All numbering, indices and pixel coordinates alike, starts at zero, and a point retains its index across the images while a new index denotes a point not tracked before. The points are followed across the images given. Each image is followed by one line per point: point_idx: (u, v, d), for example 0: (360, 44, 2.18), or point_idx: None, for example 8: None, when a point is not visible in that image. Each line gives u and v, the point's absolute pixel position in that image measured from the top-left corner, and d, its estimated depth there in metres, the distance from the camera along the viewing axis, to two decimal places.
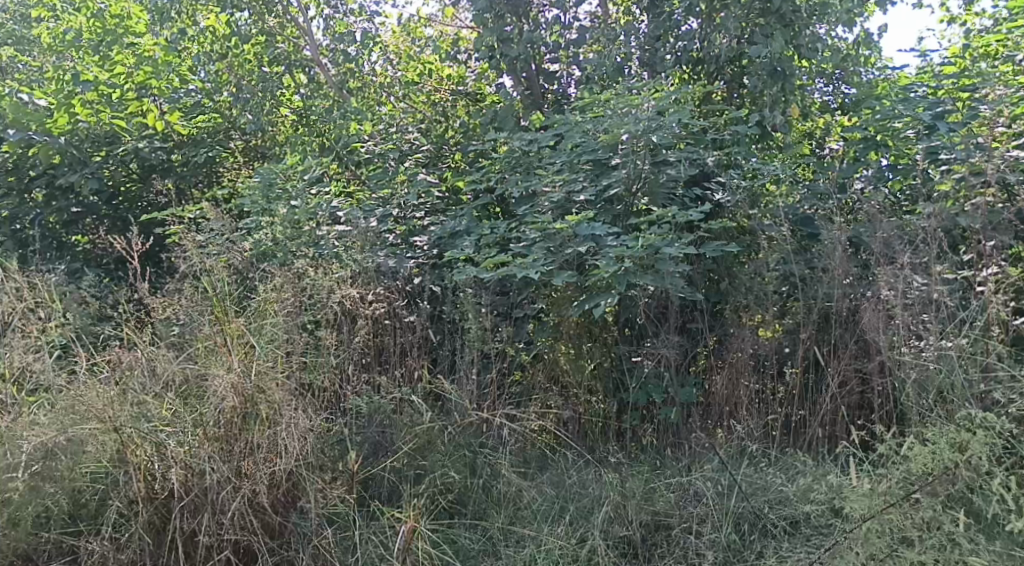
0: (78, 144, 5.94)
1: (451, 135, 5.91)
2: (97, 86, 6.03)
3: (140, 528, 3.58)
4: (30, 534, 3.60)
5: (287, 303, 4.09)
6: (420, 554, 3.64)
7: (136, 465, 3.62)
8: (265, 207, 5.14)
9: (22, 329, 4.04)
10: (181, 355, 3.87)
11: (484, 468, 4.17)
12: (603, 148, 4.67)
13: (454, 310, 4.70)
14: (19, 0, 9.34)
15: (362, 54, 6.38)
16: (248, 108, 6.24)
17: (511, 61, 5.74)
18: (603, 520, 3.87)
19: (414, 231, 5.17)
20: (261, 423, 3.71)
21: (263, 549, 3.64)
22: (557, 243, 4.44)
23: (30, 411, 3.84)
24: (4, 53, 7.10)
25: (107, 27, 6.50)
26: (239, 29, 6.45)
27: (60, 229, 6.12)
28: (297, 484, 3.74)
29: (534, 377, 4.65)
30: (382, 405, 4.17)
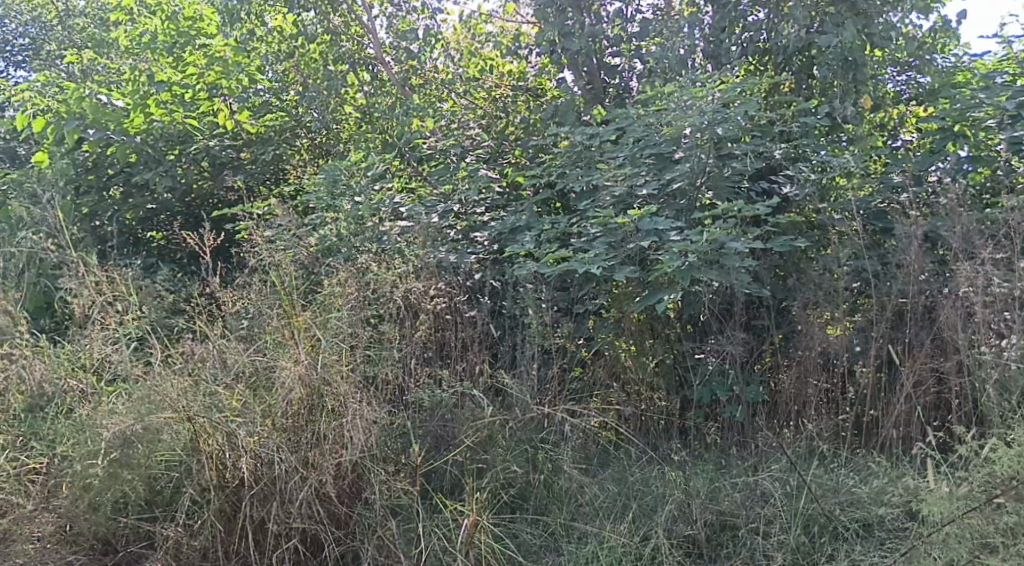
0: (152, 143, 6.08)
1: (512, 131, 5.97)
2: (171, 86, 6.26)
3: (213, 515, 3.66)
4: (109, 519, 3.74)
5: (352, 297, 4.12)
6: (483, 549, 3.64)
7: (208, 454, 3.71)
8: (330, 204, 5.20)
9: (102, 321, 4.21)
10: (251, 348, 3.95)
11: (545, 464, 4.15)
12: (666, 142, 4.65)
13: (514, 305, 4.68)
14: (100, 6, 9.77)
15: (425, 51, 6.45)
16: (315, 106, 6.36)
17: (573, 55, 5.71)
18: (667, 518, 3.83)
19: (476, 227, 5.18)
20: (327, 414, 3.78)
21: (329, 538, 3.71)
22: (619, 238, 4.39)
23: (110, 401, 3.96)
24: (86, 56, 7.37)
25: (182, 29, 6.75)
26: (306, 29, 6.51)
27: (136, 225, 6.32)
28: (362, 475, 3.80)
29: (596, 374, 4.58)
30: (442, 400, 4.15)
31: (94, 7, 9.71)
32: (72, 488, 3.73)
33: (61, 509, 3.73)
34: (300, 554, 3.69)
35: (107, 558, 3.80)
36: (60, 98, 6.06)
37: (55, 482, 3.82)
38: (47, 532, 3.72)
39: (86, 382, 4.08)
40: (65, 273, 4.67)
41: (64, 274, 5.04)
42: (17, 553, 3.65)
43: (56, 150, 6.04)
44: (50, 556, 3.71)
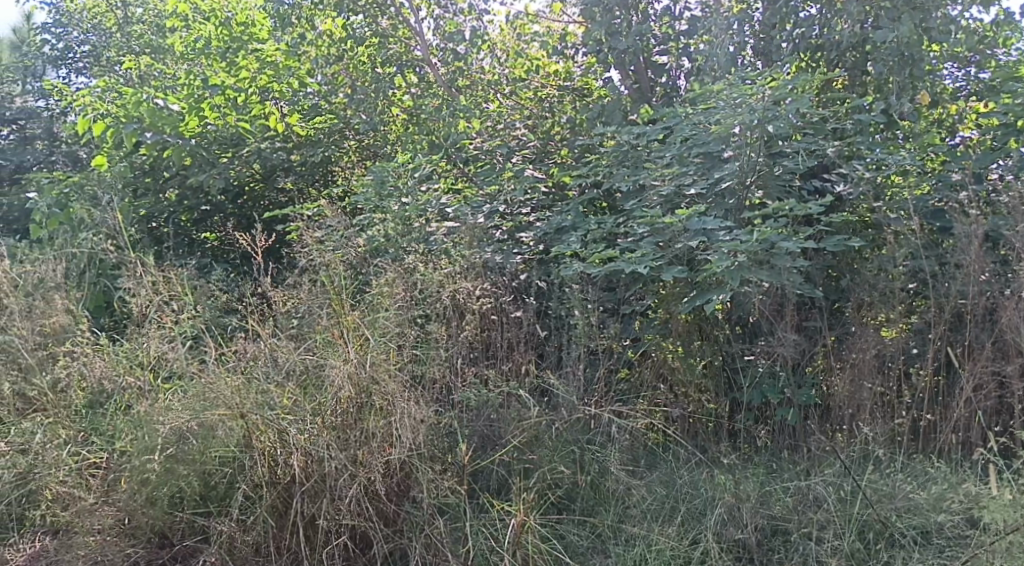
0: (207, 145, 6.27)
1: (558, 131, 5.94)
2: (224, 90, 6.35)
3: (265, 511, 3.71)
4: (166, 513, 3.81)
5: (399, 297, 4.15)
6: (531, 549, 3.63)
7: (261, 451, 3.75)
8: (378, 205, 5.24)
9: (159, 320, 4.31)
10: (301, 347, 3.99)
11: (591, 465, 4.12)
12: (715, 140, 4.55)
13: (560, 306, 4.65)
14: (158, 14, 10.01)
15: (471, 52, 6.38)
16: (362, 108, 6.41)
17: (620, 54, 5.66)
18: (717, 522, 3.78)
19: (521, 227, 5.16)
20: (376, 413, 3.80)
21: (377, 535, 3.73)
22: (667, 238, 4.33)
23: (166, 397, 4.07)
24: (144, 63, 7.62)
25: (234, 34, 6.88)
26: (355, 32, 6.52)
27: (191, 226, 6.48)
28: (410, 474, 3.80)
29: (643, 375, 4.54)
30: (490, 399, 4.14)
31: (152, 14, 10.00)
32: (131, 481, 3.82)
33: (120, 503, 3.80)
34: (349, 550, 3.72)
35: (162, 552, 3.85)
36: (118, 103, 6.36)
37: (114, 476, 3.94)
38: (106, 525, 3.79)
39: (144, 379, 4.16)
40: (124, 272, 4.81)
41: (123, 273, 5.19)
42: (78, 545, 3.80)
43: (116, 154, 6.33)
44: (108, 549, 3.76)
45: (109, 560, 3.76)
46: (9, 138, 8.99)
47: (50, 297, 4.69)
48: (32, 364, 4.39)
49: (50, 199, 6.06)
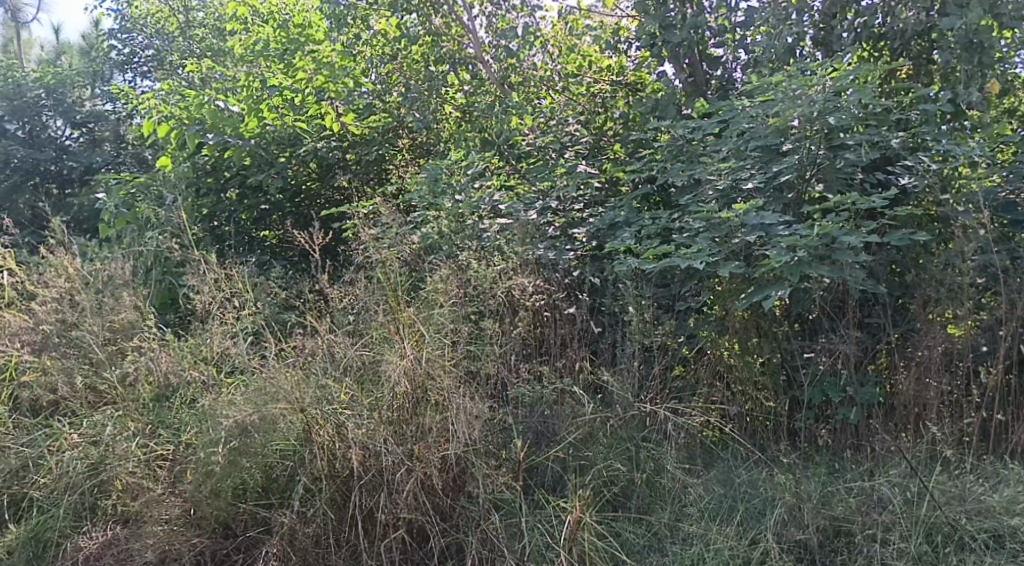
0: (266, 146, 6.28)
1: (610, 127, 5.91)
2: (281, 90, 6.43)
3: (324, 504, 3.74)
4: (229, 504, 3.84)
5: (454, 294, 4.17)
6: (587, 546, 3.62)
7: (320, 444, 3.79)
8: (432, 202, 5.26)
9: (222, 317, 4.47)
10: (358, 342, 4.05)
11: (647, 462, 4.07)
12: (773, 134, 4.44)
13: (614, 303, 4.59)
14: (218, 18, 10.23)
15: (523, 49, 6.36)
16: (416, 107, 6.43)
17: (674, 47, 5.57)
18: (777, 522, 3.71)
19: (574, 223, 5.11)
20: (432, 408, 3.83)
21: (433, 529, 3.74)
22: (724, 233, 4.25)
23: (229, 392, 4.17)
24: (204, 65, 7.63)
25: (292, 36, 6.90)
26: (409, 31, 6.53)
27: (251, 225, 6.52)
28: (466, 470, 3.80)
29: (699, 374, 4.47)
30: (544, 395, 4.13)
31: (212, 19, 10.26)
32: (196, 473, 3.85)
33: (186, 494, 3.84)
34: (407, 544, 3.74)
35: (227, 542, 3.90)
36: (182, 105, 6.48)
37: (180, 467, 4.01)
38: (174, 515, 3.86)
39: (207, 374, 4.32)
40: (189, 269, 4.97)
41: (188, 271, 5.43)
42: (147, 534, 3.84)
43: (179, 155, 6.46)
44: (177, 538, 3.82)
45: (176, 550, 3.81)
46: (80, 140, 9.40)
47: (119, 293, 4.76)
48: (102, 359, 4.50)
49: (118, 199, 6.39)
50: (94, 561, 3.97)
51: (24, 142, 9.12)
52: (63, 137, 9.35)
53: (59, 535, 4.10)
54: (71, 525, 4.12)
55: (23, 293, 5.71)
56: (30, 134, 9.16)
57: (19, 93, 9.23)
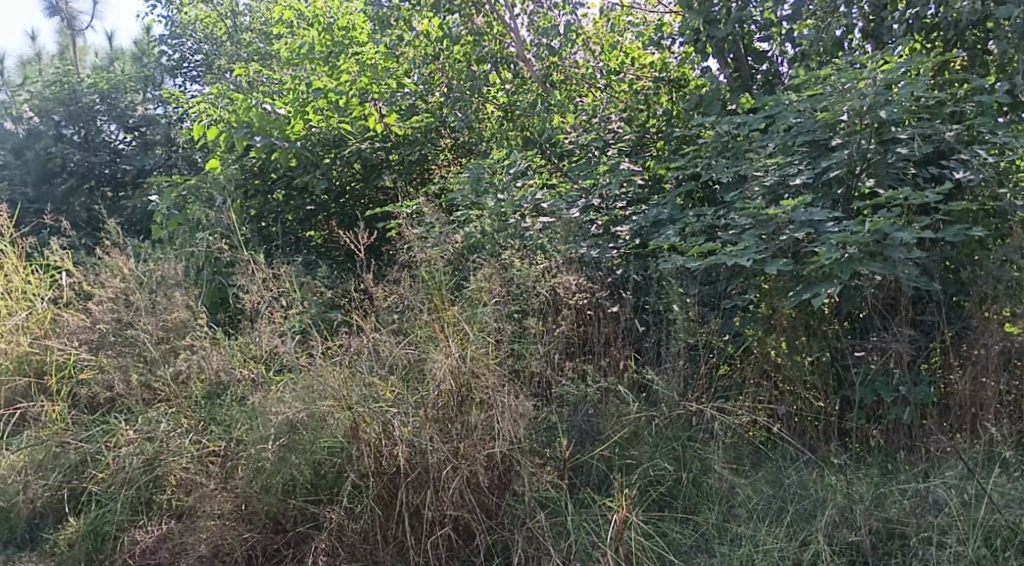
0: (311, 148, 6.38)
1: (653, 124, 5.80)
2: (327, 93, 6.52)
3: (371, 500, 3.76)
4: (280, 500, 3.90)
5: (498, 293, 4.21)
6: (633, 546, 3.59)
7: (367, 442, 3.81)
8: (475, 201, 5.28)
9: (270, 315, 4.56)
10: (403, 341, 4.08)
11: (694, 462, 4.03)
12: (821, 128, 4.42)
13: (658, 301, 4.54)
14: (263, 22, 10.38)
15: (565, 47, 6.29)
16: (459, 106, 6.42)
17: (719, 42, 5.48)
18: (828, 524, 3.64)
19: (617, 221, 5.07)
20: (477, 407, 3.83)
21: (479, 527, 3.74)
22: (770, 230, 4.18)
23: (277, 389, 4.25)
24: (251, 69, 7.78)
25: (336, 39, 7.04)
26: (452, 31, 6.53)
27: (297, 225, 6.57)
28: (511, 468, 3.80)
29: (745, 373, 4.39)
30: (588, 394, 4.12)
31: (258, 24, 10.41)
32: (248, 469, 3.95)
33: (238, 489, 3.93)
34: (453, 541, 3.74)
35: (277, 537, 3.93)
36: (232, 108, 6.61)
37: (232, 464, 4.07)
38: (226, 510, 3.91)
39: (257, 370, 4.38)
40: (238, 271, 5.06)
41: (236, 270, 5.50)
42: (200, 528, 3.92)
43: (229, 156, 6.58)
44: (229, 532, 3.88)
45: (229, 544, 3.88)
46: (132, 144, 9.61)
47: (171, 293, 4.81)
48: (157, 357, 4.57)
49: (169, 201, 6.52)
50: (150, 555, 4.05)
51: (79, 146, 9.33)
52: (116, 141, 9.55)
53: (116, 529, 4.18)
54: (127, 519, 4.20)
55: (82, 293, 5.88)
56: (85, 138, 9.37)
57: (74, 98, 9.38)
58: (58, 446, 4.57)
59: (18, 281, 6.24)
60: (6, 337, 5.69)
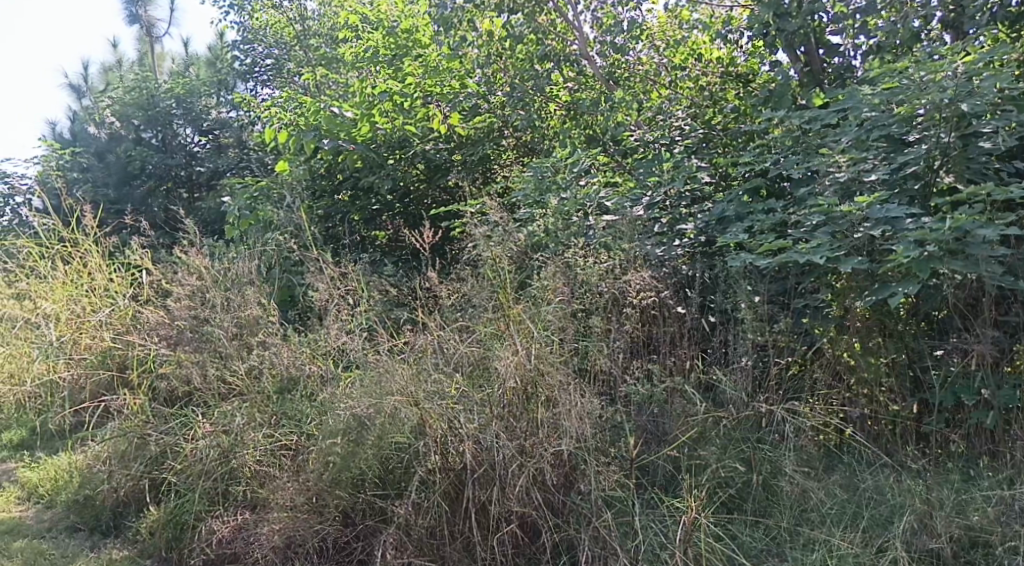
0: (376, 148, 6.52)
1: (720, 120, 5.64)
2: (393, 96, 6.50)
3: (438, 496, 3.78)
4: (350, 493, 3.97)
5: (563, 290, 4.20)
6: (703, 547, 3.54)
7: (434, 438, 3.83)
8: (538, 200, 5.29)
9: (339, 313, 4.66)
10: (469, 339, 4.14)
11: (763, 464, 3.95)
12: (897, 123, 4.28)
13: (726, 300, 4.47)
14: (332, 26, 10.55)
15: (629, 43, 6.15)
16: (521, 105, 6.35)
17: (789, 36, 5.34)
18: (906, 530, 3.55)
19: (681, 219, 4.96)
20: (543, 404, 3.82)
21: (546, 525, 3.73)
22: (845, 227, 4.09)
23: (347, 386, 4.33)
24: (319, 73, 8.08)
25: (400, 42, 7.22)
26: (515, 31, 6.40)
27: (363, 225, 6.68)
28: (577, 466, 3.77)
29: (815, 376, 4.29)
30: (654, 393, 4.11)
31: (326, 28, 10.59)
32: (318, 463, 4.04)
33: (309, 482, 3.99)
34: (518, 539, 3.73)
35: (347, 530, 3.98)
36: (301, 112, 6.72)
37: (304, 457, 4.19)
38: (299, 502, 3.97)
39: (327, 367, 4.50)
40: (307, 270, 5.30)
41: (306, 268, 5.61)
42: (273, 520, 3.97)
43: (297, 158, 6.71)
44: (301, 524, 3.92)
45: (301, 536, 3.92)
46: (206, 147, 9.85)
47: (244, 290, 5.01)
48: (232, 352, 4.74)
49: (242, 202, 6.69)
50: (227, 544, 4.09)
51: (157, 148, 9.69)
52: (191, 144, 9.81)
53: (195, 518, 4.28)
54: (205, 509, 4.29)
55: (160, 290, 6.07)
56: (163, 142, 9.73)
57: (152, 103, 9.73)
58: (141, 436, 4.68)
59: (102, 280, 6.52)
60: (92, 333, 5.91)
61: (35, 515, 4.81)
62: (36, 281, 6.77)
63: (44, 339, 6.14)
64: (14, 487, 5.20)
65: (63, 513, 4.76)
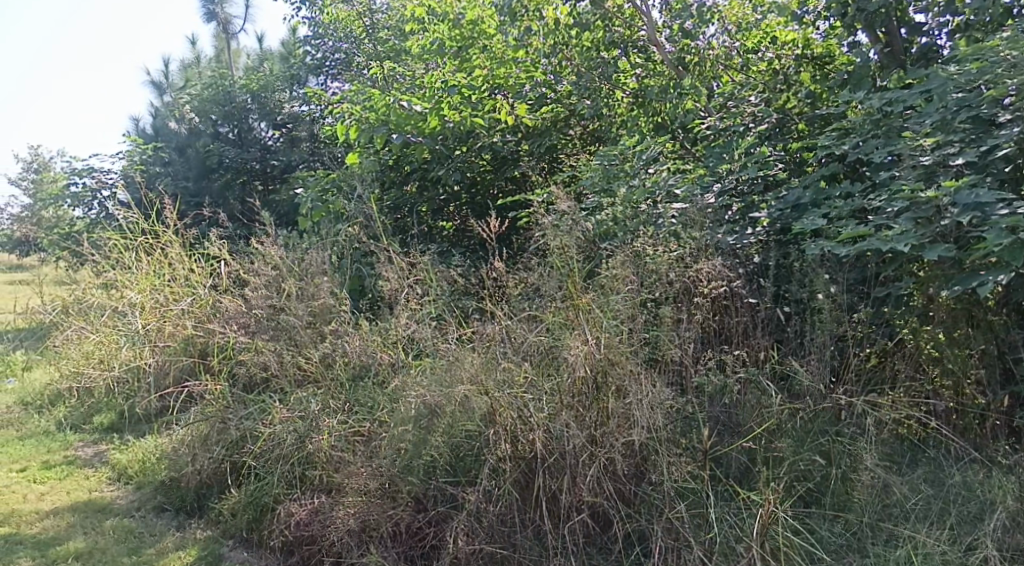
0: (445, 140, 6.52)
1: (794, 105, 5.43)
2: (460, 90, 6.37)
3: (509, 484, 3.78)
4: (421, 480, 3.98)
5: (632, 280, 4.09)
6: (779, 541, 3.49)
7: (503, 427, 3.83)
8: (606, 188, 5.24)
9: (408, 303, 4.72)
10: (536, 328, 4.12)
11: (842, 458, 3.82)
12: (986, 104, 4.07)
13: (801, 288, 4.32)
14: (400, 19, 10.58)
15: (699, 28, 6.00)
16: (588, 94, 6.30)
17: (869, 16, 5.12)
18: (997, 528, 3.43)
19: (753, 207, 4.87)
20: (612, 394, 3.78)
21: (617, 514, 3.70)
22: (928, 214, 3.91)
23: (417, 374, 4.35)
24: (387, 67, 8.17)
25: (466, 34, 7.06)
26: (582, 18, 6.26)
27: (430, 216, 6.76)
28: (648, 458, 3.72)
29: (896, 367, 4.12)
30: (727, 385, 3.99)
31: (394, 20, 10.62)
32: (389, 449, 4.10)
33: (382, 467, 4.04)
34: (589, 528, 3.72)
35: (420, 515, 3.97)
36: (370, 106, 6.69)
37: (376, 443, 4.22)
38: (372, 487, 4.02)
39: (396, 356, 4.58)
40: (378, 262, 5.40)
41: (376, 259, 5.68)
42: (349, 504, 4.03)
43: (366, 152, 6.80)
44: (375, 509, 3.97)
45: (375, 520, 3.95)
46: (280, 140, 9.96)
47: (317, 280, 5.12)
48: (307, 340, 4.87)
49: (315, 195, 6.81)
50: (303, 527, 4.11)
51: (234, 143, 9.91)
52: (266, 138, 9.98)
53: (273, 500, 4.32)
54: (283, 492, 4.33)
55: (239, 281, 6.21)
56: (239, 135, 9.94)
57: (228, 99, 10.03)
58: (221, 422, 4.81)
59: (183, 270, 6.69)
60: (174, 322, 6.19)
61: (125, 495, 4.95)
62: (121, 271, 6.97)
63: (131, 328, 6.32)
64: (104, 468, 5.37)
65: (150, 494, 4.88)
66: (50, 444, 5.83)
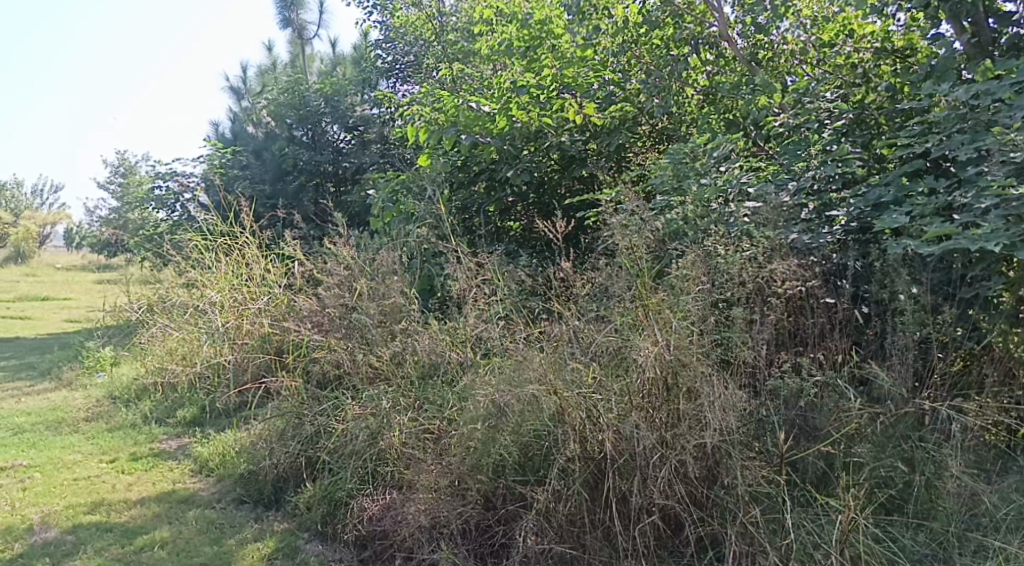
0: (513, 140, 6.44)
1: (874, 99, 5.18)
2: (530, 90, 6.39)
3: (579, 484, 3.74)
4: (491, 479, 3.98)
5: (704, 281, 3.99)
6: (862, 549, 3.40)
7: (572, 426, 3.80)
8: (677, 187, 5.14)
9: (475, 302, 4.75)
10: (605, 328, 4.06)
11: (926, 464, 3.69)
12: None
13: (882, 288, 4.16)
14: (467, 22, 10.40)
15: (772, 23, 5.91)
16: (657, 93, 6.21)
17: (953, 6, 4.92)
18: None
19: (831, 206, 4.68)
20: (683, 396, 3.71)
21: (689, 518, 3.64)
22: (1021, 211, 3.75)
23: (486, 373, 4.36)
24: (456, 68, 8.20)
25: (535, 33, 7.03)
26: (651, 16, 6.31)
27: (498, 216, 6.78)
28: (721, 461, 3.62)
29: (984, 371, 3.97)
30: (804, 388, 3.85)
31: (462, 23, 10.49)
32: (459, 447, 4.07)
33: (452, 465, 4.03)
34: (660, 530, 3.67)
35: (489, 513, 3.99)
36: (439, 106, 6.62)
37: (446, 441, 4.22)
38: (442, 484, 4.01)
39: (466, 355, 4.61)
40: (447, 262, 5.43)
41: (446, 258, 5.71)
42: (419, 500, 4.01)
43: (437, 152, 6.84)
44: (446, 505, 3.97)
45: (446, 517, 3.95)
46: (352, 143, 10.14)
47: (389, 280, 5.15)
48: (377, 339, 4.91)
49: (386, 195, 6.88)
50: (377, 521, 4.17)
51: (307, 145, 10.10)
52: (338, 140, 10.16)
53: (347, 495, 4.37)
54: (356, 487, 4.38)
55: (314, 280, 6.31)
56: (313, 138, 10.12)
57: (304, 103, 10.21)
58: (297, 417, 4.91)
59: (260, 269, 6.82)
60: (251, 320, 6.34)
61: (207, 487, 5.07)
62: (202, 271, 7.14)
63: (212, 325, 6.47)
64: (187, 460, 5.52)
65: (230, 487, 4.98)
66: (137, 436, 6.01)
